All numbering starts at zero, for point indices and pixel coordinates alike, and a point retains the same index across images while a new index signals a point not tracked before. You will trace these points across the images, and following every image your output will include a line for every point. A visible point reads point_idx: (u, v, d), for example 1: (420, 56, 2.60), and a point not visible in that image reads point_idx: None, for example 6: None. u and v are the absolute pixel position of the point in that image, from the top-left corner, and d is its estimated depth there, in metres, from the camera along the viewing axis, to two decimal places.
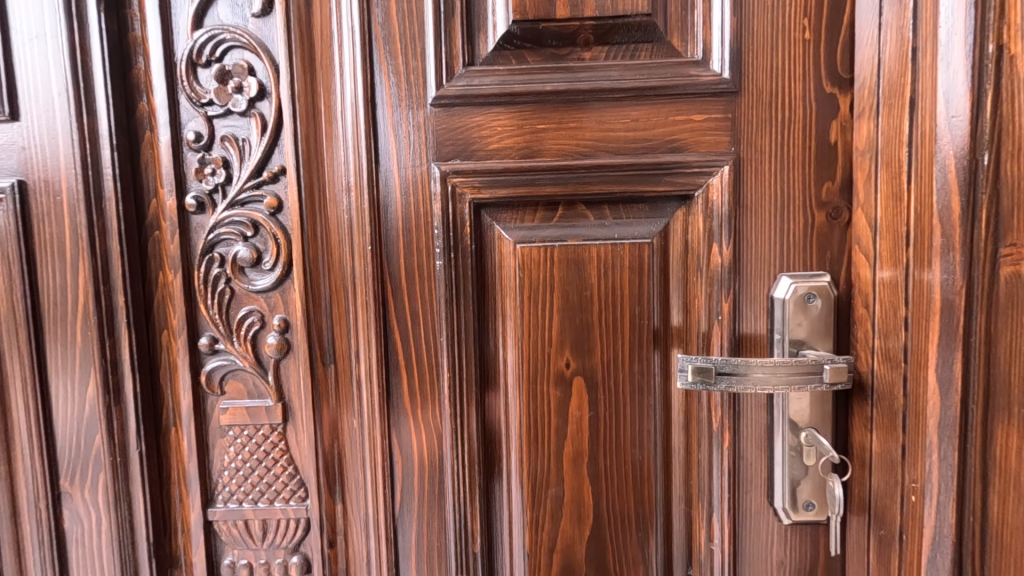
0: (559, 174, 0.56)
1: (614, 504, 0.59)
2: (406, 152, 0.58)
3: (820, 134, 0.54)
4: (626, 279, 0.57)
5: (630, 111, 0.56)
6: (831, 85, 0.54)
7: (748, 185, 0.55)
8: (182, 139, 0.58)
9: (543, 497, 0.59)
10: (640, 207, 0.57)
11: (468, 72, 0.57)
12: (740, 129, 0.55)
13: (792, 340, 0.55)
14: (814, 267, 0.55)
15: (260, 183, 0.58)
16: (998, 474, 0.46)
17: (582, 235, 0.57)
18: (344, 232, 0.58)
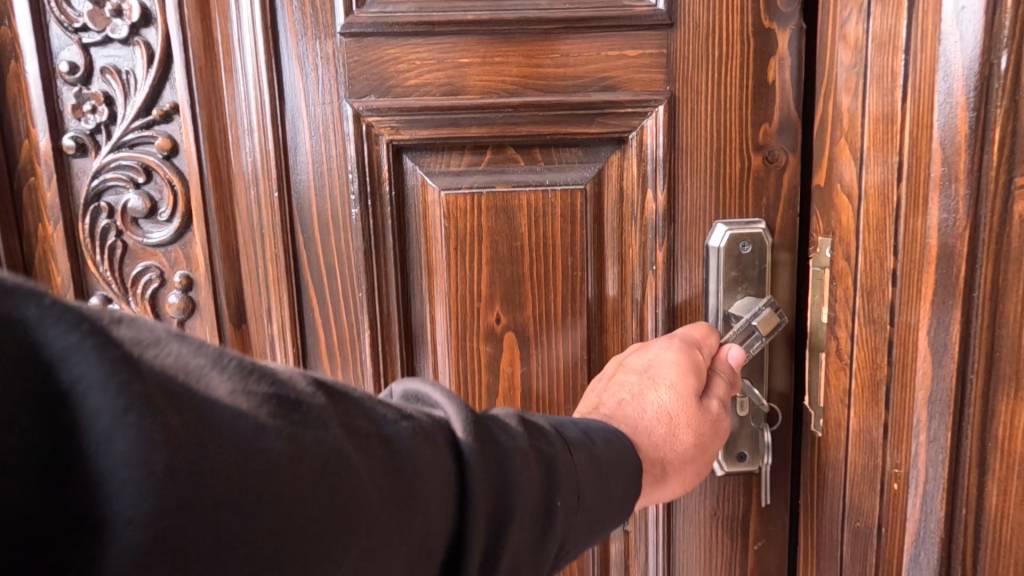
0: (483, 113, 0.49)
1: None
2: (315, 90, 0.50)
3: (756, 73, 0.49)
4: (558, 229, 0.51)
5: (561, 44, 0.49)
6: (768, 20, 0.48)
7: (685, 127, 0.50)
8: (55, 71, 0.51)
9: None
10: (571, 151, 0.51)
11: None
12: (677, 67, 0.49)
13: (727, 286, 0.51)
14: (750, 214, 0.51)
15: (151, 123, 0.51)
16: (1003, 456, 0.36)
17: (509, 180, 0.51)
18: (250, 178, 0.51)
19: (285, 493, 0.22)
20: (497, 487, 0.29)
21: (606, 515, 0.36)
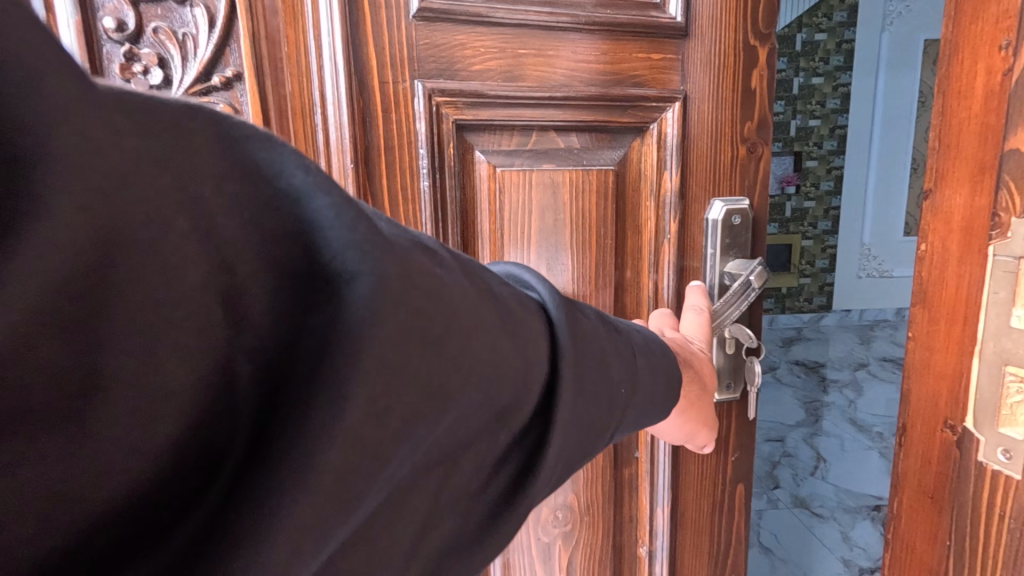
0: (540, 101, 0.55)
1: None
2: (387, 65, 0.51)
3: (743, 80, 0.60)
4: (594, 203, 0.59)
5: (601, 45, 0.56)
6: (754, 39, 0.59)
7: (693, 119, 0.59)
8: (95, 26, 0.45)
9: None
10: (603, 136, 0.59)
11: None
12: (689, 69, 0.58)
13: (721, 254, 0.62)
14: (736, 192, 0.62)
15: (210, 90, 0.48)
16: None
17: (558, 161, 0.57)
18: (317, 148, 0.50)
19: (448, 306, 0.24)
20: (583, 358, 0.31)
21: (651, 414, 0.38)
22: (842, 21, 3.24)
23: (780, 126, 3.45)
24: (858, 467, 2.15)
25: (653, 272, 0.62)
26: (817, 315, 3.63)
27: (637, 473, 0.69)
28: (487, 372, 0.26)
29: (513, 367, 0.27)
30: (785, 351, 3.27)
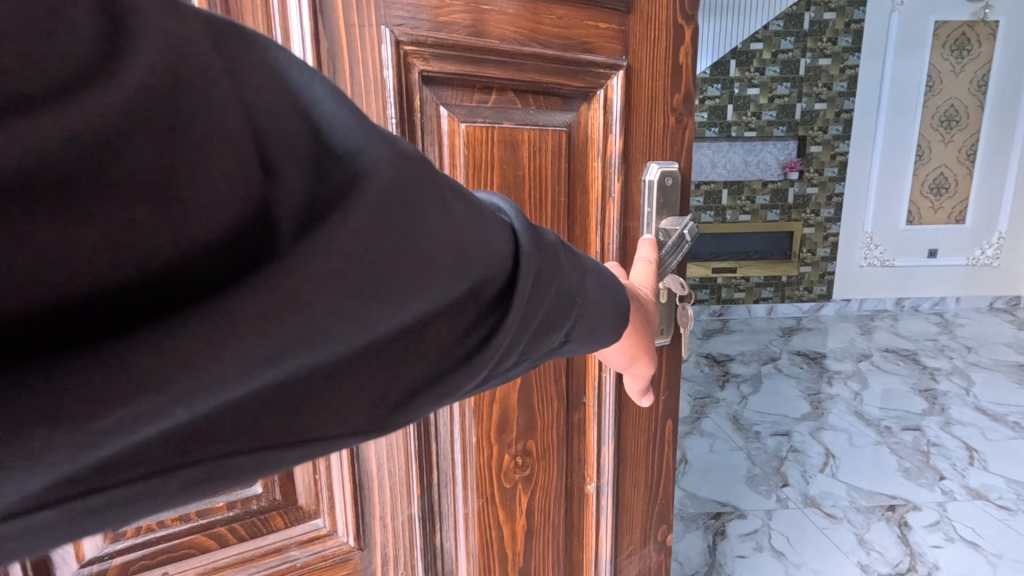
0: (502, 58, 0.57)
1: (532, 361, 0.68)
2: (355, 11, 0.50)
3: (673, 55, 0.66)
4: (548, 162, 0.62)
5: (556, 9, 0.59)
6: (683, 19, 0.66)
7: (635, 88, 0.64)
8: None
9: None
10: (554, 99, 0.62)
11: None
12: (631, 41, 0.63)
13: (656, 213, 0.68)
14: (669, 158, 0.68)
15: None
16: None
17: (513, 118, 0.59)
18: None
19: (426, 195, 0.32)
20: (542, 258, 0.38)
21: (598, 330, 0.45)
22: (845, 48, 4.34)
23: (791, 109, 4.52)
24: (864, 463, 2.41)
25: (597, 230, 0.66)
26: (818, 304, 4.76)
27: (587, 413, 0.74)
28: (453, 256, 0.32)
29: (475, 250, 0.33)
30: (786, 342, 4.07)
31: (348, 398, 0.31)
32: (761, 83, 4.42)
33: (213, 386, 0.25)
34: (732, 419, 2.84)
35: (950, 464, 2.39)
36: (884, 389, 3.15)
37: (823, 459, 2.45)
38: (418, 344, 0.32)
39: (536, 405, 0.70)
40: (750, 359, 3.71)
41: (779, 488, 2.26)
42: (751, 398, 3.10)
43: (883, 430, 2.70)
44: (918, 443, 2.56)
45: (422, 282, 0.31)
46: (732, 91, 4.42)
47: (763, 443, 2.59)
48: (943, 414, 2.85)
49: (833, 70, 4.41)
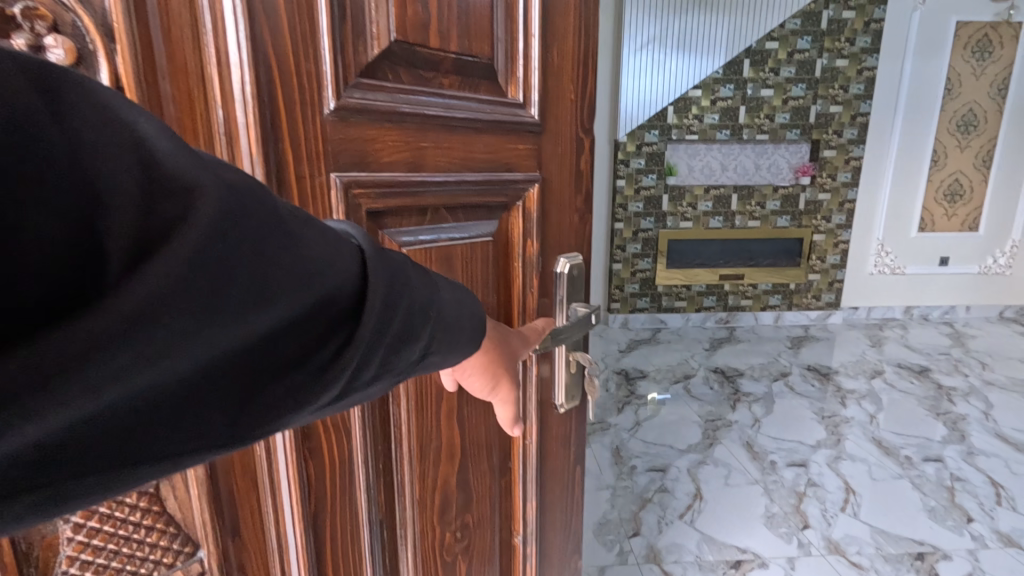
0: (440, 185, 0.67)
1: (471, 415, 0.81)
2: (308, 164, 0.58)
3: (576, 163, 0.80)
4: (477, 270, 0.74)
5: (483, 138, 0.70)
6: (585, 133, 0.80)
7: (548, 191, 0.77)
8: None
9: (427, 451, 0.76)
10: (481, 212, 0.73)
11: (361, 84, 0.60)
12: (545, 153, 0.76)
13: (567, 300, 0.80)
14: (573, 249, 0.82)
15: None
16: None
17: (449, 235, 0.70)
18: None
19: (275, 229, 0.41)
20: (392, 278, 0.49)
21: (459, 337, 0.57)
22: (864, 48, 5.53)
23: (807, 109, 5.66)
24: (882, 507, 2.80)
25: (522, 318, 0.78)
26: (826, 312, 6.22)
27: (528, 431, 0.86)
28: (299, 274, 0.41)
29: (318, 268, 0.43)
30: (797, 356, 5.09)
31: (202, 402, 0.39)
32: (776, 83, 5.53)
33: (56, 402, 0.32)
34: (748, 446, 3.37)
35: (975, 503, 2.84)
36: (913, 417, 3.81)
37: (843, 496, 2.89)
38: (268, 346, 0.41)
39: (471, 481, 0.82)
40: (759, 373, 4.59)
41: (800, 531, 2.62)
42: (763, 420, 3.75)
43: (909, 464, 3.20)
44: (941, 479, 3.05)
45: (267, 297, 0.40)
46: (745, 92, 5.52)
47: (780, 475, 3.07)
48: (967, 445, 3.43)
49: (851, 72, 5.54)
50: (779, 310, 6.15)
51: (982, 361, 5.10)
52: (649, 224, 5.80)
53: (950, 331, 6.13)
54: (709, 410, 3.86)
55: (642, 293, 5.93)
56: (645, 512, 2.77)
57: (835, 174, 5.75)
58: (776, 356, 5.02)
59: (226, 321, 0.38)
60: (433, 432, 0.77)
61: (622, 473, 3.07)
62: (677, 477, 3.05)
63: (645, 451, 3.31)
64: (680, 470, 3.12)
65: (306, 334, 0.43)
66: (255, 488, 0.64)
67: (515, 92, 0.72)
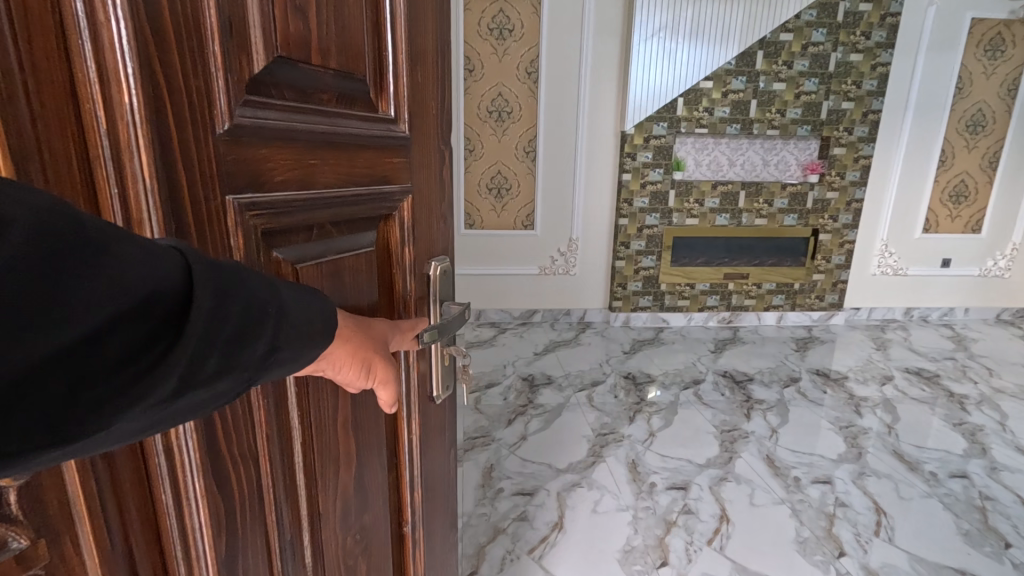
0: (330, 204, 0.83)
1: (363, 418, 0.99)
2: (202, 188, 0.64)
3: (436, 175, 1.04)
4: (361, 272, 0.93)
5: (365, 154, 0.87)
6: (442, 144, 1.04)
7: (419, 201, 1.00)
8: None
9: (328, 463, 0.92)
10: (361, 223, 0.91)
11: (250, 101, 0.68)
12: (416, 164, 0.98)
13: (439, 297, 1.08)
14: (438, 253, 1.08)
15: None
16: None
17: (337, 247, 0.87)
18: None
19: (90, 250, 0.51)
20: (228, 289, 0.62)
21: (302, 333, 0.72)
22: (877, 43, 5.72)
23: (817, 101, 5.77)
24: (910, 530, 3.10)
25: (402, 309, 1.01)
26: (826, 314, 6.45)
27: (410, 423, 1.09)
28: (115, 285, 0.52)
29: (137, 278, 0.54)
30: (803, 360, 5.46)
31: (41, 403, 0.50)
32: (788, 77, 5.64)
33: None
34: (768, 461, 3.77)
35: (1008, 525, 3.18)
36: (932, 429, 4.22)
37: (875, 518, 3.19)
38: (98, 354, 0.53)
39: (365, 476, 1.01)
40: (770, 380, 5.00)
41: (835, 559, 2.87)
42: (779, 430, 4.17)
43: (935, 481, 3.56)
44: (969, 497, 3.40)
45: (91, 303, 0.51)
46: (756, 85, 5.63)
47: (806, 493, 3.41)
48: (990, 459, 3.83)
49: (864, 69, 5.78)
50: (781, 310, 6.39)
51: (987, 368, 5.36)
52: (653, 220, 5.88)
53: (951, 333, 6.38)
54: (724, 419, 4.32)
55: (644, 292, 6.15)
56: (669, 536, 3.04)
57: (842, 172, 5.95)
58: (783, 361, 5.46)
59: (59, 333, 0.49)
60: (331, 445, 0.93)
61: (642, 492, 3.41)
62: (700, 495, 3.40)
63: (663, 467, 3.69)
64: (701, 488, 3.47)
65: (139, 341, 0.55)
66: (160, 529, 0.69)
67: (387, 105, 0.90)
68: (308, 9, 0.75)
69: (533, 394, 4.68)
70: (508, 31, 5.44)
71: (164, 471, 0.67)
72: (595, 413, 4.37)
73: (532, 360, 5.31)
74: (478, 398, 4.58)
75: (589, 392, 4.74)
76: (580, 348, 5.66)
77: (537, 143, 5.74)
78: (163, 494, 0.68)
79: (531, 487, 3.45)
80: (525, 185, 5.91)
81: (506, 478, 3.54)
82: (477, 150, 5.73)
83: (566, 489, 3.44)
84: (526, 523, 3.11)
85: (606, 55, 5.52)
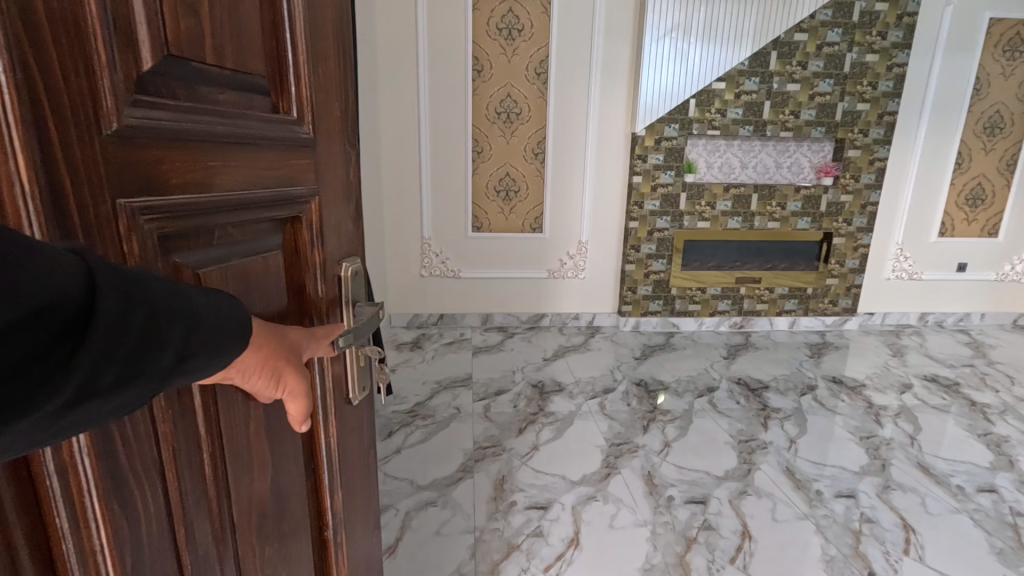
0: (234, 208, 0.83)
1: (278, 423, 0.98)
2: (91, 188, 0.61)
3: (343, 176, 1.08)
4: (268, 275, 0.94)
5: (270, 156, 0.88)
6: (349, 146, 1.09)
7: (328, 204, 1.04)
8: None
9: (243, 470, 0.91)
10: (264, 224, 0.93)
11: (139, 101, 0.66)
12: (322, 163, 1.01)
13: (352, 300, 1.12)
14: (348, 256, 1.12)
15: None
16: None
17: (240, 250, 0.88)
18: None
19: None
20: (129, 293, 0.58)
21: (216, 339, 0.68)
22: (894, 43, 5.56)
23: (832, 101, 5.65)
24: (943, 550, 2.97)
25: (312, 314, 1.04)
26: (841, 320, 6.33)
27: (328, 431, 1.09)
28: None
29: (21, 288, 0.50)
30: (819, 367, 5.33)
31: None
32: (802, 78, 5.54)
33: None
34: (789, 474, 3.67)
35: None
36: (955, 441, 4.10)
37: (903, 536, 3.10)
38: None
39: (282, 481, 1.00)
40: (785, 389, 4.90)
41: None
42: (798, 440, 4.09)
43: (964, 496, 3.46)
44: (1000, 513, 3.30)
45: None
46: (770, 86, 5.51)
47: (830, 508, 3.33)
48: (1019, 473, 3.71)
49: (880, 69, 5.59)
50: (794, 315, 6.26)
51: (1009, 376, 5.21)
52: (663, 223, 5.81)
53: (968, 338, 6.22)
54: (741, 430, 4.21)
55: (655, 296, 6.05)
56: (691, 554, 2.95)
57: (858, 175, 5.81)
58: (798, 368, 5.33)
59: None
60: (244, 455, 0.90)
61: (660, 507, 3.31)
62: (719, 509, 3.30)
63: (681, 479, 3.61)
64: (721, 501, 3.39)
65: (14, 347, 0.51)
66: (55, 555, 0.65)
67: (288, 105, 0.93)
68: (199, 6, 0.75)
69: (544, 402, 4.63)
70: (517, 31, 5.38)
71: (56, 494, 0.62)
72: (608, 422, 4.32)
73: (542, 365, 5.27)
74: (488, 405, 4.55)
75: (601, 399, 4.67)
76: (591, 354, 5.56)
77: (547, 145, 5.66)
78: (57, 517, 0.63)
79: (546, 501, 3.38)
80: (533, 186, 5.83)
81: (519, 491, 3.48)
82: (485, 152, 5.68)
83: (581, 502, 3.37)
84: (541, 539, 3.05)
85: (617, 57, 5.45)
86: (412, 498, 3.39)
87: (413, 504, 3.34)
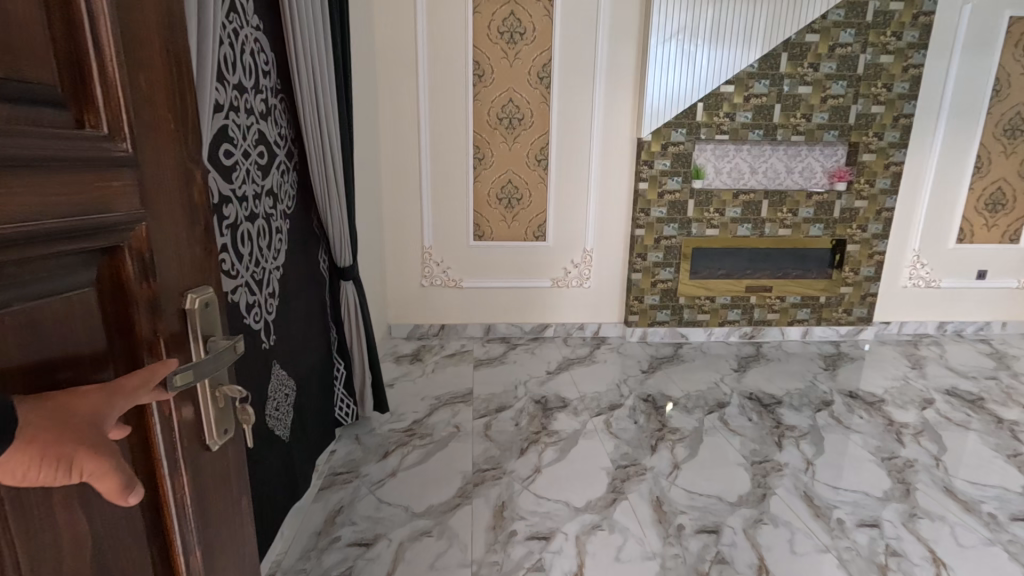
0: (21, 241, 0.74)
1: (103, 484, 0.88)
2: None
3: (184, 197, 1.00)
4: (81, 316, 0.85)
5: (74, 185, 0.79)
6: (187, 161, 1.00)
7: (160, 226, 0.94)
8: None
9: (54, 546, 0.81)
10: (73, 259, 0.83)
11: None
12: (149, 183, 0.91)
13: (201, 332, 1.04)
14: (195, 285, 1.03)
15: None
16: None
17: (36, 290, 0.78)
18: None
19: None
20: None
21: None
22: (909, 44, 5.10)
23: (846, 106, 5.18)
24: None
25: (148, 352, 0.94)
26: (854, 330, 5.82)
27: (177, 483, 1.02)
28: None
29: None
30: (833, 378, 4.88)
31: None
32: (813, 80, 5.07)
33: None
34: (807, 499, 3.23)
35: None
36: (988, 463, 3.62)
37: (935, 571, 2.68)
38: None
39: (113, 545, 0.91)
40: (800, 404, 4.39)
41: None
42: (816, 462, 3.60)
43: (997, 526, 3.02)
44: None
45: None
46: (780, 88, 5.06)
47: (853, 540, 2.88)
48: None
49: (895, 70, 5.15)
50: (806, 325, 5.81)
51: None
52: (671, 231, 5.34)
53: (989, 349, 5.72)
54: (754, 449, 3.75)
55: (663, 306, 5.56)
56: None
57: (872, 180, 5.34)
58: (812, 382, 4.81)
59: None
60: (55, 534, 0.81)
61: (670, 537, 2.91)
62: (733, 542, 2.89)
63: (693, 505, 3.17)
64: (734, 531, 2.96)
65: None
66: None
67: (97, 121, 0.82)
68: None
69: (546, 419, 4.16)
70: (519, 34, 4.96)
71: None
72: (615, 442, 3.86)
73: (545, 380, 4.81)
74: (488, 423, 4.10)
75: (608, 416, 4.21)
76: (595, 367, 5.08)
77: (551, 152, 5.21)
78: None
79: (548, 531, 2.98)
80: (537, 195, 5.37)
81: (521, 519, 3.07)
82: (487, 159, 5.24)
83: (585, 532, 2.96)
84: None
85: (621, 62, 5.02)
86: (406, 526, 3.02)
87: (407, 533, 2.97)
